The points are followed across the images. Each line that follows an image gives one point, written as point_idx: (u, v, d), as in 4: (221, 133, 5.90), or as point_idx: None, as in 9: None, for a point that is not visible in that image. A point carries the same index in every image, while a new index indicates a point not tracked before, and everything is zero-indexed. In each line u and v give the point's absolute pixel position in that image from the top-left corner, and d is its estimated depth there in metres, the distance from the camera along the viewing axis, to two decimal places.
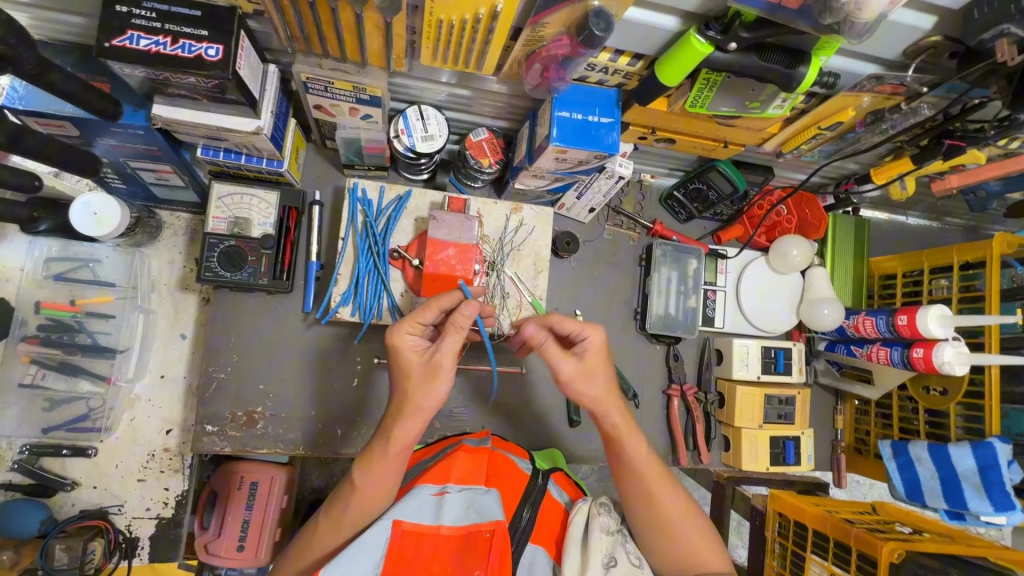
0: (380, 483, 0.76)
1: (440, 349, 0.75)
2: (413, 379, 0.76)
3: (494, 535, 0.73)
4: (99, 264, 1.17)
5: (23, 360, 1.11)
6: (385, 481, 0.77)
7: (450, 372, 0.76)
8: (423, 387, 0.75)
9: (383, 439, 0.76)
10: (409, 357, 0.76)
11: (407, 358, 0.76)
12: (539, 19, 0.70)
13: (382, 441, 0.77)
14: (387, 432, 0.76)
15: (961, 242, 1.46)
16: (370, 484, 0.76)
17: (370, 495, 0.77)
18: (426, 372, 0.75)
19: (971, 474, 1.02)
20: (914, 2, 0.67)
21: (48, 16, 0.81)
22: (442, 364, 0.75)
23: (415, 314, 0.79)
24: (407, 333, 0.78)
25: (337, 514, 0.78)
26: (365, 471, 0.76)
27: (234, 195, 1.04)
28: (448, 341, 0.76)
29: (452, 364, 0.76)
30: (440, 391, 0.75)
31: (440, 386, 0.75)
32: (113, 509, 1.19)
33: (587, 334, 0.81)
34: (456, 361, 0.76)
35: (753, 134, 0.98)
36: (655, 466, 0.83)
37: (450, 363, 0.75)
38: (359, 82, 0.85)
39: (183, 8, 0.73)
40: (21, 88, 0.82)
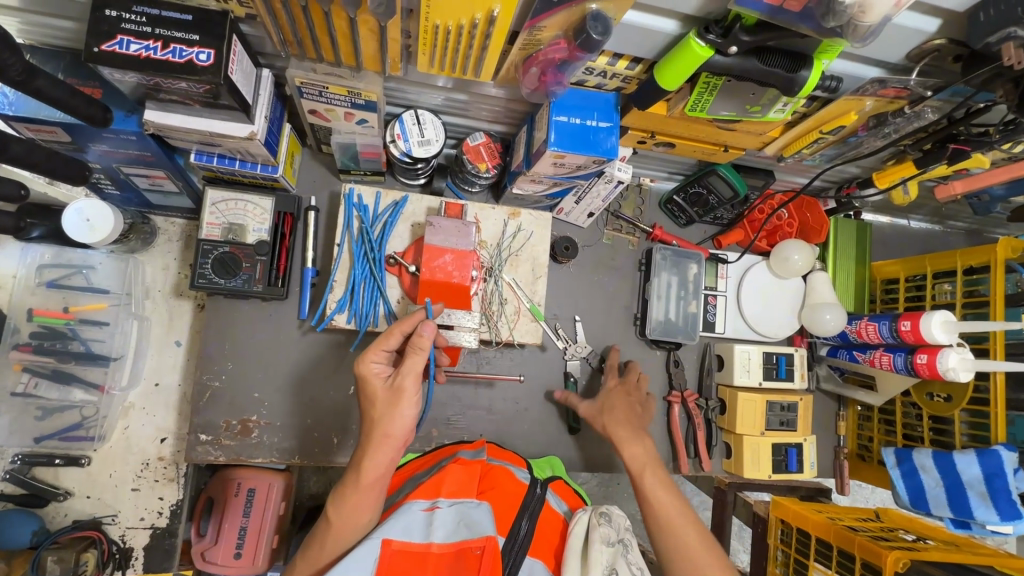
0: (355, 514, 0.75)
1: (402, 372, 0.77)
2: (380, 405, 0.78)
3: (484, 552, 0.70)
4: (93, 271, 1.14)
5: (15, 369, 1.08)
6: (362, 513, 0.76)
7: (415, 394, 0.77)
8: (390, 410, 0.77)
9: (355, 469, 0.76)
10: (373, 384, 0.79)
11: (374, 384, 0.79)
12: (536, 23, 0.69)
13: (355, 473, 0.76)
14: (358, 465, 0.76)
15: (964, 245, 1.45)
16: (345, 517, 0.75)
17: (347, 528, 0.76)
18: (390, 397, 0.77)
19: (977, 482, 1.01)
20: (919, 5, 0.66)
21: (38, 21, 0.79)
22: (406, 386, 0.77)
23: (380, 341, 0.81)
24: (373, 360, 0.80)
25: (316, 551, 0.76)
26: (341, 504, 0.76)
27: (228, 201, 1.03)
28: (409, 363, 0.77)
29: (415, 386, 0.77)
30: (404, 415, 0.77)
31: (407, 407, 0.77)
32: (107, 519, 1.17)
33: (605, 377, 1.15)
34: (420, 383, 0.78)
35: (753, 138, 0.97)
36: (651, 464, 0.91)
37: (412, 386, 0.77)
38: (354, 87, 0.84)
39: (174, 12, 0.72)
40: (11, 93, 0.80)
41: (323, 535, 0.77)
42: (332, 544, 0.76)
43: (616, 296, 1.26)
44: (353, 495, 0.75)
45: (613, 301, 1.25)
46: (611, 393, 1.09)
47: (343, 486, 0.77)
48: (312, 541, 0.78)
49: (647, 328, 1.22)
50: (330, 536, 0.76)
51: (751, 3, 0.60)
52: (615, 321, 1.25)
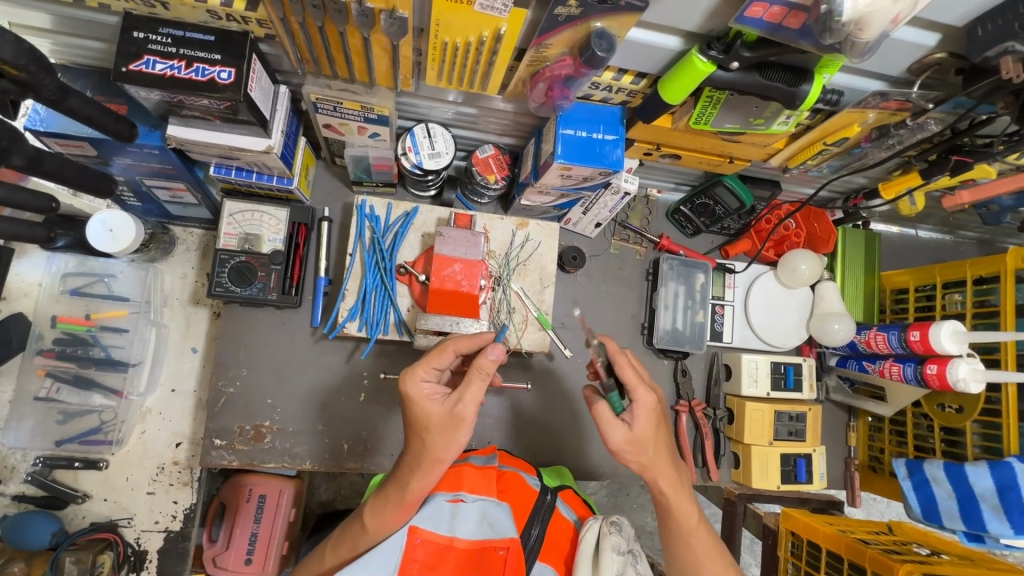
0: (388, 524, 0.78)
1: (462, 399, 0.75)
2: (435, 429, 0.75)
3: (508, 553, 0.77)
4: (114, 279, 1.19)
5: (39, 373, 1.14)
6: (394, 523, 0.79)
7: (473, 422, 0.76)
8: (446, 435, 0.75)
9: (398, 484, 0.78)
10: (427, 407, 0.76)
11: (429, 406, 0.76)
12: (542, 41, 0.71)
13: (396, 486, 0.78)
14: (403, 483, 0.78)
15: (976, 255, 1.44)
16: (380, 525, 0.79)
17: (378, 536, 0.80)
18: (448, 422, 0.75)
19: (989, 495, 0.99)
20: (917, 21, 0.67)
21: (69, 42, 0.84)
22: (466, 414, 0.75)
23: (431, 359, 0.78)
24: (423, 379, 0.77)
25: (345, 549, 0.83)
26: (378, 514, 0.79)
27: (245, 212, 1.06)
28: (470, 390, 0.75)
29: (475, 414, 0.75)
30: (461, 441, 0.76)
31: (465, 434, 0.76)
32: (123, 522, 1.19)
33: (639, 397, 0.77)
34: (478, 409, 0.76)
35: (758, 150, 0.98)
36: (693, 524, 0.82)
37: (473, 414, 0.75)
38: (367, 102, 0.86)
39: (198, 33, 0.75)
40: (42, 110, 0.85)
41: (355, 537, 0.82)
42: (361, 545, 0.81)
43: (624, 305, 1.27)
44: (392, 509, 0.78)
45: (621, 310, 1.26)
46: (650, 418, 0.78)
47: (384, 496, 0.79)
48: (343, 542, 0.84)
49: (655, 337, 1.23)
50: (360, 540, 0.81)
51: (751, 20, 0.62)
52: (623, 331, 1.26)
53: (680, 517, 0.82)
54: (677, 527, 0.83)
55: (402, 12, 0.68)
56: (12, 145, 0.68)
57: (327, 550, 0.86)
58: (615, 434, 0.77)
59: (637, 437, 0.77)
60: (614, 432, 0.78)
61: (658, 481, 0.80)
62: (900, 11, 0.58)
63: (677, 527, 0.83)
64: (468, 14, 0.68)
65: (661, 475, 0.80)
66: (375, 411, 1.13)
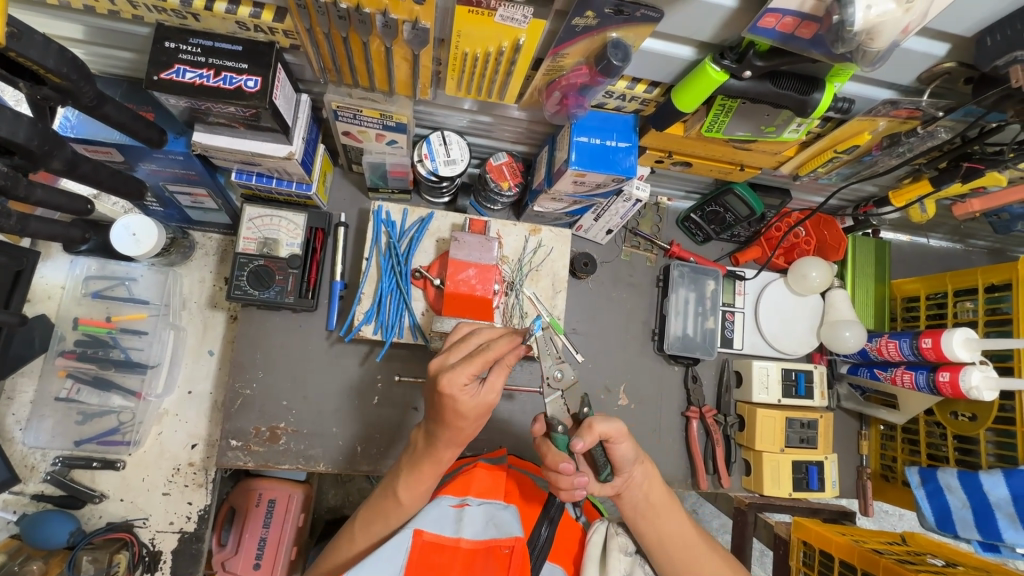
0: (416, 489, 0.82)
1: (495, 392, 0.75)
2: (469, 419, 0.75)
3: (513, 551, 0.75)
4: (135, 283, 1.21)
5: (60, 374, 1.17)
6: (424, 489, 0.83)
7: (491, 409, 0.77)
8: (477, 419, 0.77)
9: (431, 459, 0.81)
10: (465, 403, 0.73)
11: (469, 403, 0.73)
12: (559, 50, 0.74)
13: (430, 460, 0.81)
14: (433, 454, 0.81)
15: (987, 264, 1.44)
16: (415, 494, 0.83)
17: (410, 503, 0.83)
18: (481, 412, 0.76)
19: (1005, 503, 0.99)
20: (926, 31, 0.69)
21: (102, 52, 0.87)
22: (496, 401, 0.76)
23: (472, 362, 0.73)
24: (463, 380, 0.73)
25: (379, 526, 0.85)
26: (412, 483, 0.82)
27: (264, 217, 1.08)
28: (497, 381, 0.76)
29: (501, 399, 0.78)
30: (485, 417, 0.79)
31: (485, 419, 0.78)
32: (138, 522, 1.19)
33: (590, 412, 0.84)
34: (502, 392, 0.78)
35: (769, 158, 1.00)
36: (691, 534, 0.85)
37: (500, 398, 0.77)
38: (386, 110, 0.89)
39: (226, 43, 0.78)
40: (74, 118, 0.88)
41: (387, 511, 0.84)
42: (397, 517, 0.84)
43: (634, 310, 1.28)
44: (422, 476, 0.82)
45: (632, 316, 1.27)
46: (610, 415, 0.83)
47: (416, 466, 0.82)
48: (372, 509, 0.86)
49: (665, 344, 1.24)
50: (388, 505, 0.84)
51: (765, 30, 0.64)
52: (633, 336, 1.27)
53: (669, 516, 0.84)
54: (665, 527, 0.84)
55: (424, 24, 0.71)
56: (52, 149, 0.70)
57: (359, 523, 0.87)
58: (623, 425, 0.76)
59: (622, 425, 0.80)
60: (620, 425, 0.75)
61: (635, 490, 0.81)
62: (910, 21, 0.59)
63: (674, 543, 0.83)
64: (489, 25, 0.70)
65: (638, 478, 0.81)
66: (388, 414, 1.14)
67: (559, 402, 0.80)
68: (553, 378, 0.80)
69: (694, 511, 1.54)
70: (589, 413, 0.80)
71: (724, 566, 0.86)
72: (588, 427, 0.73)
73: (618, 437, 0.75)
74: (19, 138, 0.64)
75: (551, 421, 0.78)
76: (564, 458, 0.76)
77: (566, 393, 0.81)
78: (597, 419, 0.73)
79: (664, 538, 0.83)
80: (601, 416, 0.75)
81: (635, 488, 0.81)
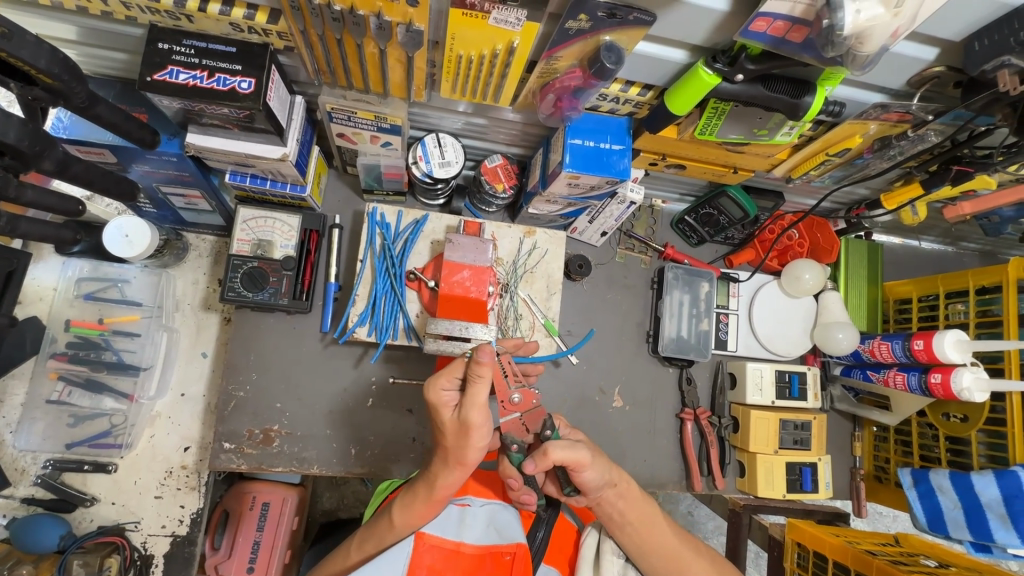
0: (413, 521, 0.79)
1: (468, 406, 0.73)
2: (450, 437, 0.76)
3: (514, 558, 0.75)
4: (127, 284, 1.21)
5: (51, 376, 1.16)
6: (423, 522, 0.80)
7: (482, 426, 0.74)
8: (460, 440, 0.75)
9: (426, 483, 0.79)
10: (443, 415, 0.76)
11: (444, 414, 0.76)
12: (553, 53, 0.74)
13: (425, 483, 0.79)
14: (431, 480, 0.79)
15: (978, 266, 1.45)
16: (409, 521, 0.79)
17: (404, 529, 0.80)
18: (459, 429, 0.75)
19: (996, 504, 0.99)
20: (916, 36, 0.69)
21: (95, 53, 0.87)
22: (472, 418, 0.73)
23: (452, 368, 0.77)
24: (444, 387, 0.76)
25: (372, 545, 0.83)
26: (408, 507, 0.80)
27: (258, 219, 1.08)
28: (473, 394, 0.73)
29: (481, 417, 0.73)
30: (476, 443, 0.75)
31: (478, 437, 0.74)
32: (130, 526, 1.18)
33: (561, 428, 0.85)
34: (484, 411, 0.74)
35: (762, 161, 1.00)
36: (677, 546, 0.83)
37: (479, 417, 0.73)
38: (381, 112, 0.89)
39: (220, 44, 0.78)
40: (66, 118, 0.88)
41: (382, 533, 0.82)
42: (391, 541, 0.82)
43: (629, 313, 1.28)
44: (419, 505, 0.79)
45: (627, 318, 1.28)
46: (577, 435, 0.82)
47: (413, 490, 0.80)
48: (369, 536, 0.84)
49: (660, 345, 1.24)
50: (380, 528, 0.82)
51: (756, 34, 0.64)
52: (628, 338, 1.27)
53: (657, 523, 0.82)
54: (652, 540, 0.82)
55: (418, 26, 0.71)
56: (44, 149, 0.70)
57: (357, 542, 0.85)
58: (584, 451, 0.74)
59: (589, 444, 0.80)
60: (583, 450, 0.74)
61: (610, 505, 0.80)
62: (900, 26, 0.60)
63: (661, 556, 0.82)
64: (482, 28, 0.70)
65: (609, 497, 0.80)
66: (382, 416, 1.14)
67: (518, 422, 0.79)
68: (512, 401, 0.78)
69: (690, 513, 1.54)
70: (549, 436, 0.79)
71: (707, 567, 0.85)
72: (541, 454, 0.73)
73: (579, 464, 0.74)
74: (10, 138, 0.64)
75: (505, 441, 0.79)
76: (514, 472, 0.81)
77: (526, 414, 0.79)
78: (552, 448, 0.72)
79: (647, 550, 0.81)
80: (561, 443, 0.73)
81: (609, 504, 0.80)
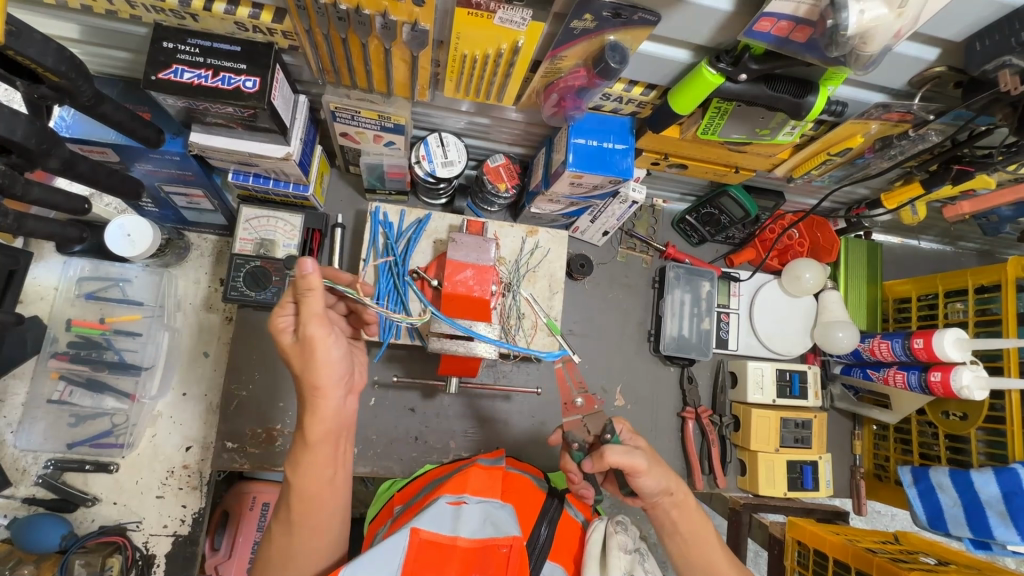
0: (317, 477, 0.71)
1: (306, 323, 0.67)
2: (297, 361, 0.70)
3: (511, 551, 0.75)
4: (128, 284, 1.21)
5: (52, 376, 1.15)
6: (321, 469, 0.71)
7: (325, 338, 0.68)
8: (306, 364, 0.69)
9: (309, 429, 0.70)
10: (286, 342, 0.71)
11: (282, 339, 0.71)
12: (557, 52, 0.74)
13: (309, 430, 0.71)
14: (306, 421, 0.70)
15: (975, 266, 1.47)
16: (308, 474, 0.70)
17: (312, 486, 0.71)
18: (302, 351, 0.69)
19: (995, 501, 0.99)
20: (918, 36, 0.70)
21: (99, 52, 0.87)
22: (313, 333, 0.68)
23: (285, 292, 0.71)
24: (281, 313, 0.71)
25: (289, 520, 0.71)
26: (302, 463, 0.71)
27: (261, 218, 1.08)
28: (309, 308, 0.67)
29: (320, 329, 0.68)
30: (328, 358, 0.69)
31: (325, 353, 0.68)
32: (131, 525, 1.17)
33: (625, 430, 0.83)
34: (323, 321, 0.68)
35: (764, 160, 1.01)
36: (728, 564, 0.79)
37: (318, 330, 0.67)
38: (384, 111, 0.90)
39: (225, 43, 0.78)
40: (70, 117, 0.88)
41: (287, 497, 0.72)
42: (310, 508, 0.71)
43: (630, 312, 1.28)
44: (317, 454, 0.71)
45: (628, 317, 1.28)
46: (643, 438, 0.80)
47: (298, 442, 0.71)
48: (282, 508, 0.72)
49: (661, 344, 1.24)
50: (294, 503, 0.71)
51: (760, 34, 0.64)
52: (629, 337, 1.27)
53: (693, 535, 0.78)
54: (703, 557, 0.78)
55: (423, 25, 0.71)
56: (50, 147, 0.70)
57: (278, 525, 0.72)
58: (641, 458, 0.73)
59: (649, 450, 0.78)
60: (640, 457, 0.73)
61: (663, 511, 0.78)
62: (902, 25, 0.60)
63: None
64: (488, 28, 0.71)
65: (665, 504, 0.77)
66: (384, 415, 1.15)
67: (580, 423, 0.82)
68: (574, 402, 0.84)
69: None
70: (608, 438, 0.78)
71: None
72: (599, 457, 0.73)
73: (635, 470, 0.73)
74: (18, 137, 0.64)
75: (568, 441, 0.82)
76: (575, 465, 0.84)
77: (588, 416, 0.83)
78: (608, 452, 0.72)
79: (692, 560, 0.78)
80: (618, 448, 0.73)
81: (663, 511, 0.78)
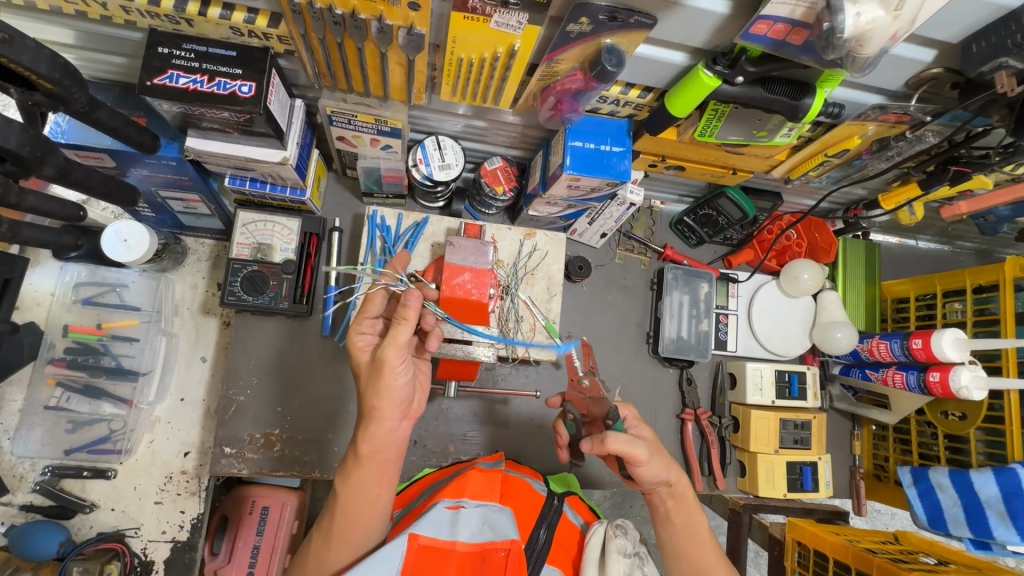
0: (363, 494, 0.75)
1: (385, 345, 0.74)
2: (365, 376, 0.79)
3: (509, 554, 0.74)
4: (126, 289, 1.20)
5: (49, 382, 1.15)
6: (370, 489, 0.76)
7: (395, 366, 0.74)
8: (373, 383, 0.75)
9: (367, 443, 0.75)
10: (363, 358, 0.80)
11: (358, 355, 0.80)
12: (554, 55, 0.74)
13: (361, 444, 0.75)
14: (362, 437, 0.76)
15: (973, 265, 1.47)
16: (358, 491, 0.75)
17: (359, 503, 0.75)
18: (373, 370, 0.76)
19: (995, 501, 0.99)
20: (915, 37, 0.70)
21: (94, 57, 0.86)
22: (386, 356, 0.74)
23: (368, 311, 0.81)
24: (362, 331, 0.81)
25: (334, 532, 0.75)
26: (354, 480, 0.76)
27: (258, 222, 1.08)
28: (397, 332, 0.74)
29: (394, 355, 0.74)
30: (392, 384, 0.75)
31: (391, 378, 0.74)
32: (130, 532, 1.17)
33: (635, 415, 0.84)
34: (400, 349, 0.75)
35: (761, 161, 1.01)
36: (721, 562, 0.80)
37: (392, 355, 0.74)
38: (381, 115, 0.89)
39: (220, 48, 0.78)
40: (64, 122, 0.87)
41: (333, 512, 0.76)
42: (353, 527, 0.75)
43: (629, 314, 1.28)
44: (366, 473, 0.75)
45: (627, 319, 1.28)
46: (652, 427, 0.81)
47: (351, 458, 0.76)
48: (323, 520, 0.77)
49: (660, 346, 1.24)
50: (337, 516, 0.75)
51: (756, 37, 0.65)
52: (628, 340, 1.27)
53: (688, 532, 0.79)
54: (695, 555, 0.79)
55: (419, 29, 0.71)
56: (45, 154, 0.70)
57: (316, 535, 0.77)
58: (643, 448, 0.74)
59: (653, 441, 0.79)
60: (641, 447, 0.74)
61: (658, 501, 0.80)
62: (899, 28, 0.60)
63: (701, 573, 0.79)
64: (484, 31, 0.70)
65: (661, 493, 0.79)
66: None
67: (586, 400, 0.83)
68: (580, 381, 0.82)
69: None
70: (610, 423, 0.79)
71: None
72: (599, 442, 0.74)
73: (635, 459, 0.74)
74: (11, 144, 0.63)
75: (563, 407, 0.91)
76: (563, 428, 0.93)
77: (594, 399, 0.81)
78: (611, 439, 0.73)
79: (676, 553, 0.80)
80: (621, 437, 0.73)
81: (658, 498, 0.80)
